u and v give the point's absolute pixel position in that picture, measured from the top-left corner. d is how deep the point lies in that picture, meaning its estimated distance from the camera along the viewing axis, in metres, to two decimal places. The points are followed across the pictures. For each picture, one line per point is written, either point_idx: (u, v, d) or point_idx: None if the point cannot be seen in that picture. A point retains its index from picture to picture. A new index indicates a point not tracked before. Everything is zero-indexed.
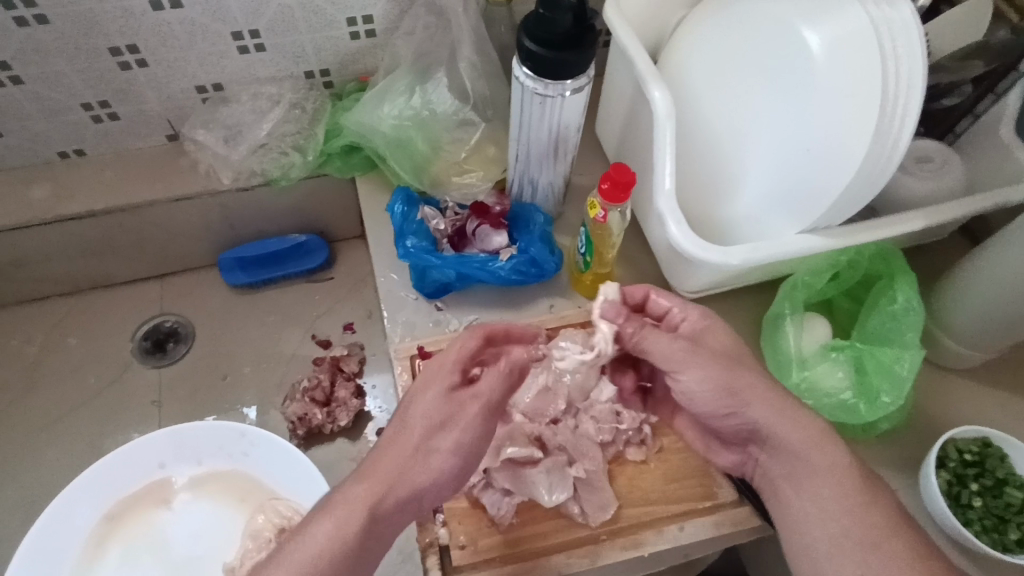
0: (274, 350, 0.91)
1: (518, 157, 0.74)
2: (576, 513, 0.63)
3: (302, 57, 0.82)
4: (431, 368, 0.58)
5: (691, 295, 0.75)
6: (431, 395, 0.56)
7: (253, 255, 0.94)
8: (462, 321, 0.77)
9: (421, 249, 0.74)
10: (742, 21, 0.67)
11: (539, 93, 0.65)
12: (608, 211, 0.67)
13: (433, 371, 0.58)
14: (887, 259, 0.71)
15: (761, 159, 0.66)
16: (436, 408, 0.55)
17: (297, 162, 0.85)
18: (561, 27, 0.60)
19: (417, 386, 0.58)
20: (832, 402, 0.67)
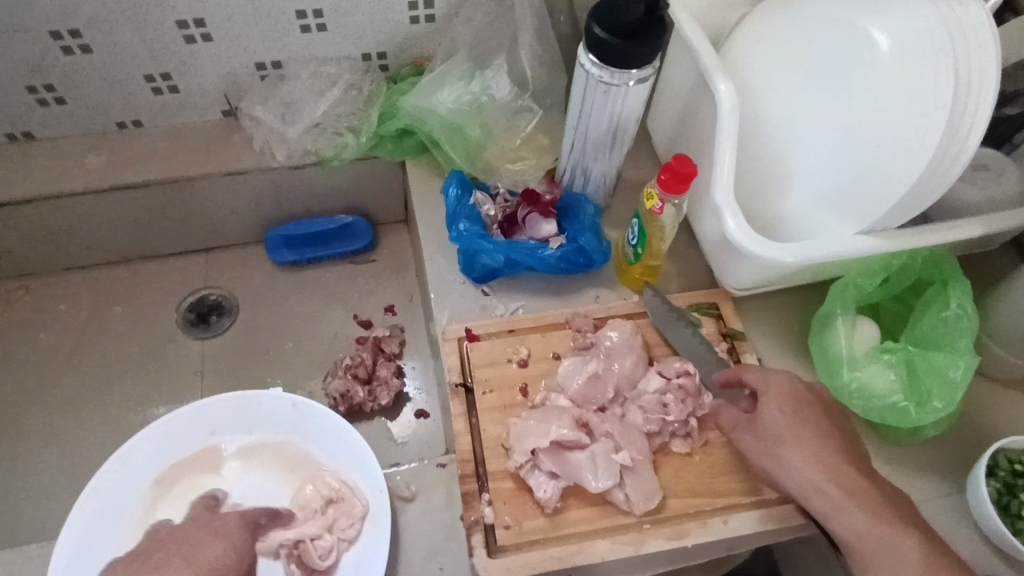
0: (315, 328, 0.92)
1: (573, 146, 0.75)
2: (620, 500, 0.63)
3: (362, 39, 0.83)
4: None
5: (739, 292, 0.75)
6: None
7: (299, 233, 0.95)
8: (509, 307, 0.77)
9: (474, 233, 0.75)
10: (806, 20, 0.67)
11: (604, 81, 0.65)
12: (665, 202, 0.68)
13: None
14: (940, 265, 0.71)
15: (820, 158, 0.66)
16: None
17: (350, 144, 0.86)
18: (632, 17, 0.61)
19: None
20: (882, 404, 0.67)
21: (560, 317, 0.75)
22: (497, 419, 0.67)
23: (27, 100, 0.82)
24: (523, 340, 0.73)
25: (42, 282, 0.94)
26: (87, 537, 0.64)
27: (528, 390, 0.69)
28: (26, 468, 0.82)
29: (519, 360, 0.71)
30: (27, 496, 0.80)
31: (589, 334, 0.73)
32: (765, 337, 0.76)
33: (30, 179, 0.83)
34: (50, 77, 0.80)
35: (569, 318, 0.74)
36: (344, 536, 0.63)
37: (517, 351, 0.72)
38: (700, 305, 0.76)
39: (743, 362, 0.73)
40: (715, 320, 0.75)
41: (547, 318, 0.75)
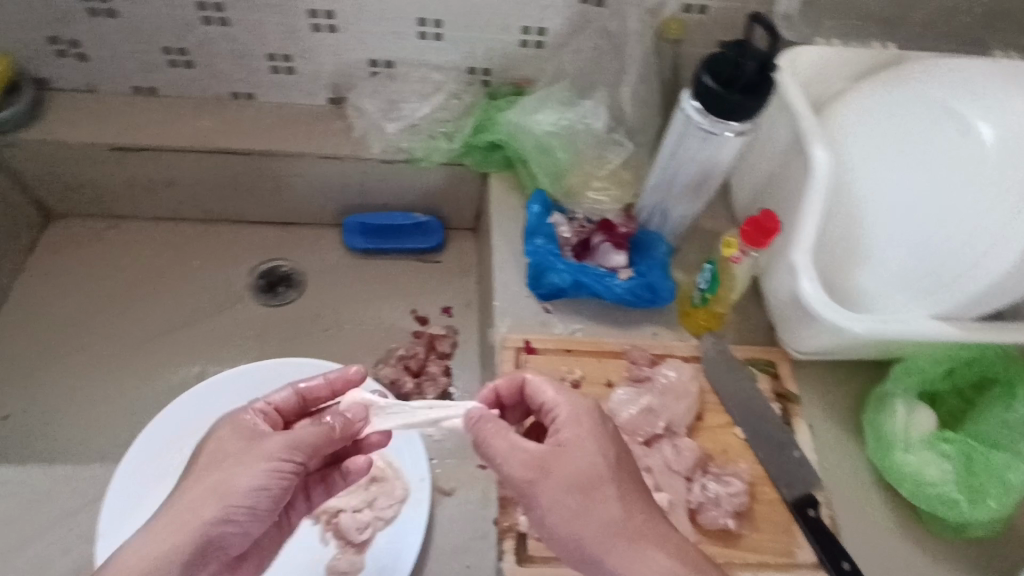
0: (375, 315, 0.95)
1: (658, 185, 0.77)
2: None
3: (471, 53, 0.88)
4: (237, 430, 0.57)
5: (799, 356, 0.75)
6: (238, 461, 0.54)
7: (375, 223, 0.99)
8: (567, 327, 0.79)
9: (548, 251, 0.79)
10: (903, 103, 0.70)
11: (703, 128, 0.68)
12: (744, 253, 0.69)
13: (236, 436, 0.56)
14: (1009, 366, 0.70)
15: (907, 233, 0.66)
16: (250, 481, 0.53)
17: (442, 148, 0.91)
18: (744, 74, 0.63)
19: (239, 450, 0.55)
20: (932, 493, 0.65)
21: (619, 346, 0.76)
22: None
23: (159, 59, 0.89)
24: (579, 361, 0.75)
25: (132, 225, 1.00)
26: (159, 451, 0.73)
27: (577, 410, 0.70)
28: (88, 395, 0.86)
29: (572, 379, 0.73)
30: (85, 421, 0.84)
31: (645, 367, 0.74)
32: (818, 406, 0.75)
33: (148, 131, 0.90)
34: (185, 42, 0.87)
35: (627, 349, 0.75)
36: (382, 514, 0.63)
37: (572, 371, 0.73)
38: (757, 361, 0.76)
39: (793, 425, 0.73)
40: (771, 378, 0.75)
41: (605, 345, 0.76)
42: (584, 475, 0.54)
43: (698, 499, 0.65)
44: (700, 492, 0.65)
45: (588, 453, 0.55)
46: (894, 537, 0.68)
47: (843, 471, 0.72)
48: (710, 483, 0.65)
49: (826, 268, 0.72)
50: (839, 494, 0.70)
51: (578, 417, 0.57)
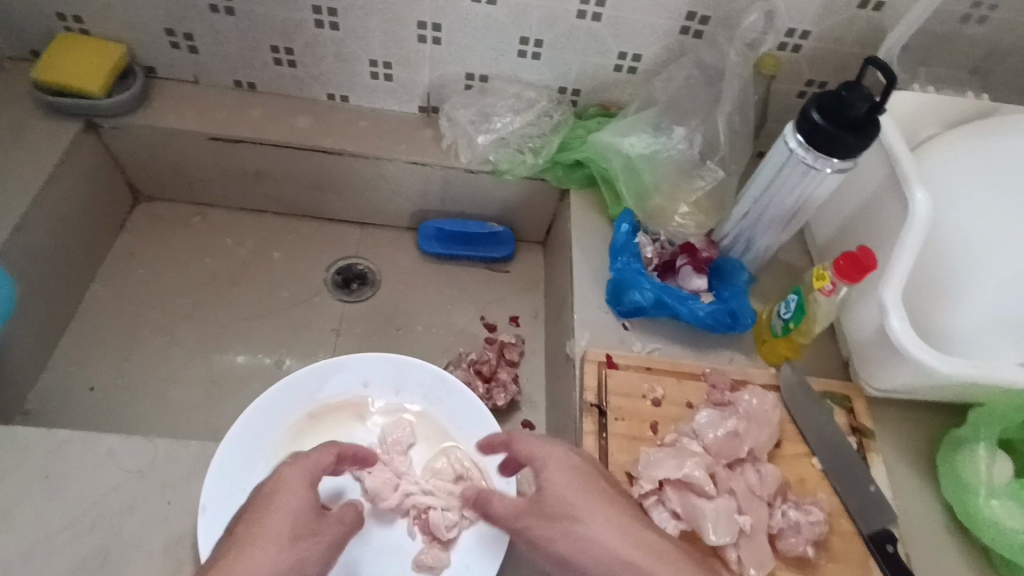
0: (446, 319, 0.97)
1: (747, 214, 0.79)
2: (732, 560, 0.63)
3: (565, 73, 0.91)
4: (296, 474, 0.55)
5: (875, 391, 0.76)
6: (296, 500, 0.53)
7: (451, 229, 1.02)
8: (645, 346, 0.81)
9: (632, 269, 0.80)
10: (1000, 152, 0.72)
11: (805, 162, 0.70)
12: (836, 286, 0.70)
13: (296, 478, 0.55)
14: None
15: (1004, 280, 0.68)
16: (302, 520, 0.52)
17: (527, 162, 0.94)
18: (854, 113, 0.64)
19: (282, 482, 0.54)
20: (1015, 541, 0.65)
21: (697, 368, 0.77)
22: (623, 447, 0.70)
23: (266, 57, 0.93)
24: (660, 380, 0.76)
25: (216, 213, 1.03)
26: (238, 460, 0.66)
27: (657, 426, 0.72)
28: (167, 374, 0.88)
29: (653, 398, 0.74)
30: (163, 399, 0.86)
31: (725, 392, 0.74)
32: (891, 444, 0.76)
33: (247, 124, 0.93)
34: (292, 42, 0.91)
35: (706, 372, 0.76)
36: (468, 515, 0.65)
37: (653, 389, 0.74)
38: (834, 394, 0.77)
39: (869, 460, 0.73)
40: (848, 412, 0.76)
41: (684, 367, 0.77)
42: (566, 498, 0.54)
43: (779, 525, 0.65)
44: (781, 519, 0.65)
45: (564, 483, 0.55)
46: None
47: (916, 509, 0.72)
48: (791, 511, 0.65)
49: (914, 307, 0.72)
50: (912, 532, 0.71)
51: (561, 457, 0.57)
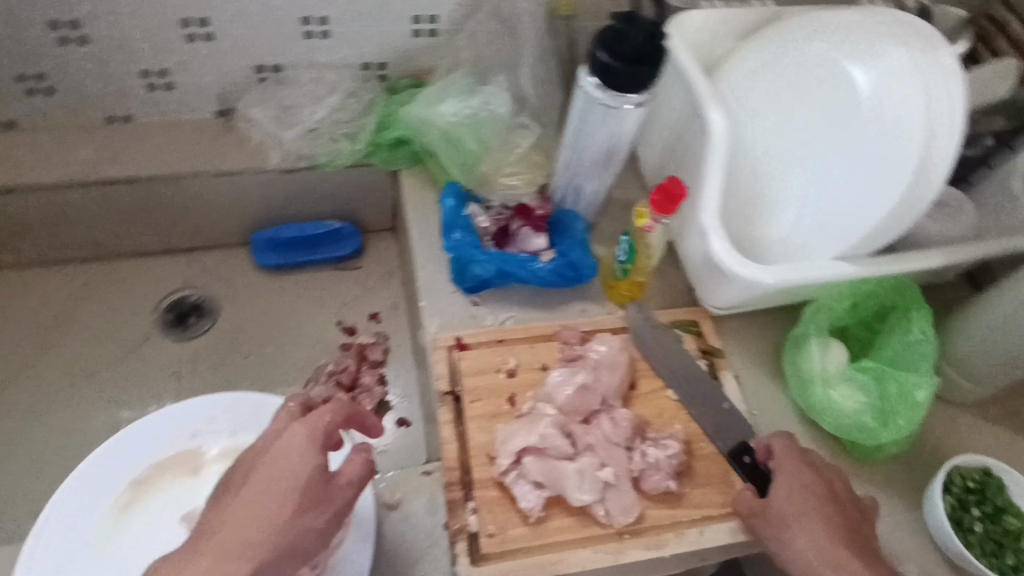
0: (301, 332, 0.92)
1: (569, 162, 0.78)
2: (600, 514, 0.64)
3: (363, 48, 0.85)
4: (291, 446, 0.57)
5: (719, 311, 0.78)
6: (298, 466, 0.56)
7: (287, 237, 0.95)
8: (497, 318, 0.79)
9: (467, 244, 0.77)
10: (785, 55, 0.72)
11: (604, 103, 0.68)
12: (656, 222, 0.71)
13: (295, 449, 0.56)
14: (903, 292, 0.75)
15: (801, 183, 0.70)
16: (308, 490, 0.55)
17: (345, 150, 0.87)
18: (634, 45, 0.63)
19: (279, 450, 0.57)
20: (849, 421, 0.70)
21: (549, 329, 0.76)
22: (483, 427, 0.68)
23: (15, 88, 0.80)
24: (513, 350, 0.74)
25: (13, 274, 0.91)
26: (61, 543, 0.62)
27: (515, 398, 0.70)
28: None
29: (507, 369, 0.72)
30: None
31: (576, 346, 0.74)
32: (743, 359, 0.79)
33: (13, 169, 0.82)
34: (42, 67, 0.79)
35: (558, 330, 0.76)
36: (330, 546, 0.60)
37: (506, 361, 0.73)
38: (682, 323, 0.79)
39: (720, 378, 0.76)
40: (696, 337, 0.78)
41: (536, 330, 0.76)
42: (796, 506, 0.62)
43: (643, 468, 0.66)
44: (644, 462, 0.66)
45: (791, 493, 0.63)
46: None
47: (772, 415, 0.76)
48: (651, 451, 0.67)
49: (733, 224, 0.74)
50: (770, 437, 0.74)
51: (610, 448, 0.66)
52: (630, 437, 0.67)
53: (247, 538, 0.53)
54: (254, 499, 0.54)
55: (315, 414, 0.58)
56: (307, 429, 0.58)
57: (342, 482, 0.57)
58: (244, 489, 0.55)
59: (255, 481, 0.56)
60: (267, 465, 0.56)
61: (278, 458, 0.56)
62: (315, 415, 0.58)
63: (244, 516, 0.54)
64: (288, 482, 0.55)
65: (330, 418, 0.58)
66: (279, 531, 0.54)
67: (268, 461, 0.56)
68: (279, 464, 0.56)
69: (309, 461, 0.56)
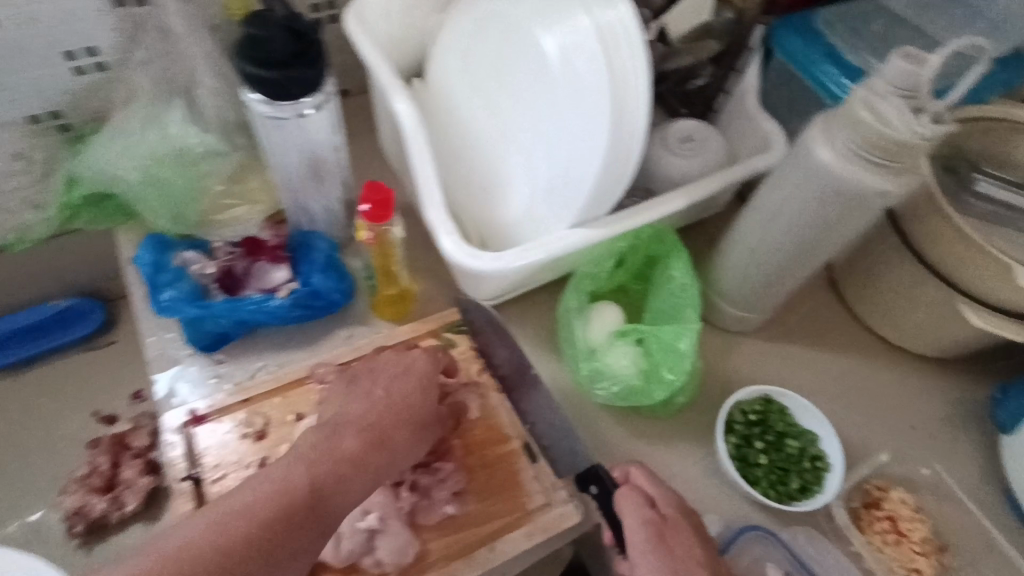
0: (47, 437, 0.79)
1: (281, 186, 0.69)
2: (372, 565, 0.58)
3: (17, 100, 0.71)
4: (420, 367, 0.65)
5: (486, 300, 0.73)
6: (402, 384, 0.63)
7: (7, 331, 0.81)
8: (247, 372, 0.70)
9: (181, 300, 0.67)
10: (485, 26, 0.66)
11: (275, 117, 0.60)
12: (374, 231, 0.64)
13: (426, 370, 0.65)
14: (662, 239, 0.72)
15: (518, 163, 0.67)
16: (428, 411, 0.63)
17: (34, 220, 0.74)
18: (278, 48, 0.55)
19: (375, 366, 0.65)
20: (622, 386, 0.67)
21: (303, 371, 0.68)
22: None
23: None
24: (260, 407, 0.66)
25: None
26: None
27: (267, 461, 0.63)
28: None
29: (255, 432, 0.64)
30: None
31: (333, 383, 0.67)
32: (524, 345, 0.74)
33: None
34: None
35: (312, 371, 0.68)
36: None
37: (253, 423, 0.65)
38: (451, 325, 0.72)
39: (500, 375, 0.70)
40: (469, 336, 0.72)
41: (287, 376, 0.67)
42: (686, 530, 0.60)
43: (414, 501, 0.61)
44: (415, 494, 0.62)
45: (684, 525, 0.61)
46: (621, 438, 0.70)
47: (561, 397, 0.71)
48: (421, 479, 0.63)
49: (476, 209, 0.72)
50: None
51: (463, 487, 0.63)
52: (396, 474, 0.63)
53: (254, 501, 0.53)
54: (372, 417, 0.60)
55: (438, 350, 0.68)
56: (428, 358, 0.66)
57: (445, 413, 0.64)
58: (383, 390, 0.63)
59: (381, 395, 0.62)
60: (370, 385, 0.64)
61: (409, 366, 0.64)
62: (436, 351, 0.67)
63: (308, 454, 0.57)
64: (360, 412, 0.61)
65: (426, 359, 0.65)
66: (374, 453, 0.58)
67: (383, 378, 0.64)
68: (405, 381, 0.64)
69: (434, 379, 0.64)
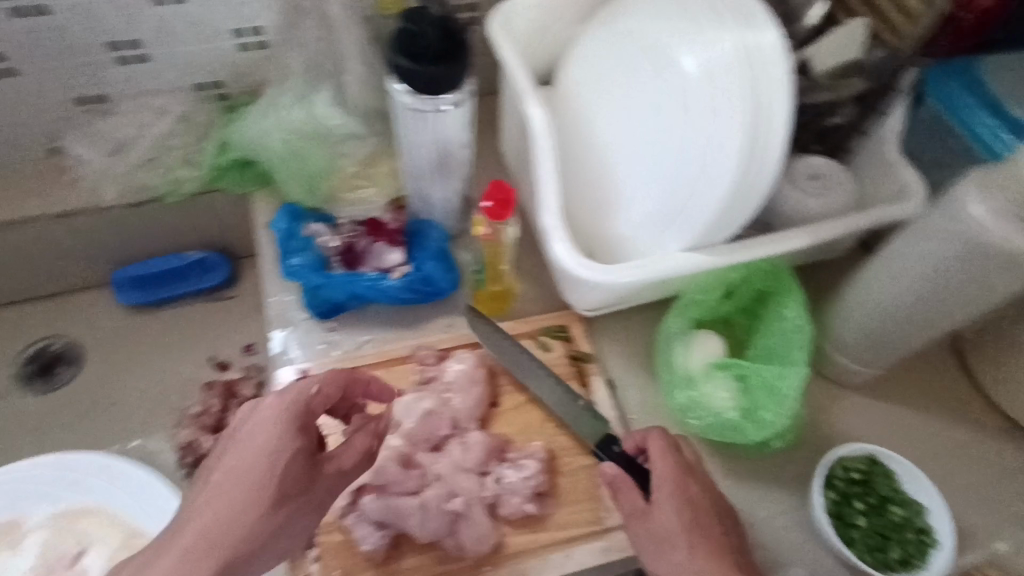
0: (169, 373, 0.87)
1: (408, 173, 0.72)
2: (451, 549, 0.59)
3: (189, 69, 0.79)
4: (279, 417, 0.54)
5: (590, 313, 0.73)
6: (269, 446, 0.53)
7: (150, 273, 0.90)
8: (353, 342, 0.74)
9: (307, 268, 0.73)
10: (621, 42, 0.67)
11: (416, 109, 0.63)
12: (492, 228, 0.68)
13: (283, 421, 0.54)
14: (777, 276, 0.70)
15: (637, 179, 0.66)
16: (289, 477, 0.53)
17: (187, 177, 0.82)
18: (430, 44, 0.59)
19: (238, 426, 0.55)
20: (718, 420, 0.65)
21: (404, 350, 0.72)
22: None
23: None
24: (364, 377, 0.70)
25: None
26: None
27: None
28: None
29: None
30: None
31: (432, 366, 0.70)
32: (619, 361, 0.73)
33: None
34: None
35: (412, 351, 0.71)
36: None
37: None
38: (548, 328, 0.74)
39: (591, 385, 0.71)
40: (565, 342, 0.73)
41: (389, 352, 0.72)
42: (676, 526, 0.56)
43: (500, 493, 0.61)
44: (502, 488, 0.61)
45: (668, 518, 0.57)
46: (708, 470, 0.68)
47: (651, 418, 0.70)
48: (509, 475, 0.62)
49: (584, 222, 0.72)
50: None
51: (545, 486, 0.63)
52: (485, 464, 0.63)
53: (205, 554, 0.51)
54: (237, 476, 0.52)
55: (301, 384, 0.56)
56: (291, 403, 0.54)
57: (334, 467, 0.56)
58: (223, 459, 0.54)
59: (238, 453, 0.53)
60: (236, 449, 0.53)
61: (268, 424, 0.54)
62: (300, 385, 0.55)
63: (218, 512, 0.52)
64: (244, 460, 0.53)
65: (317, 389, 0.56)
66: (248, 535, 0.51)
67: (248, 429, 0.54)
68: (255, 439, 0.53)
69: (293, 441, 0.53)
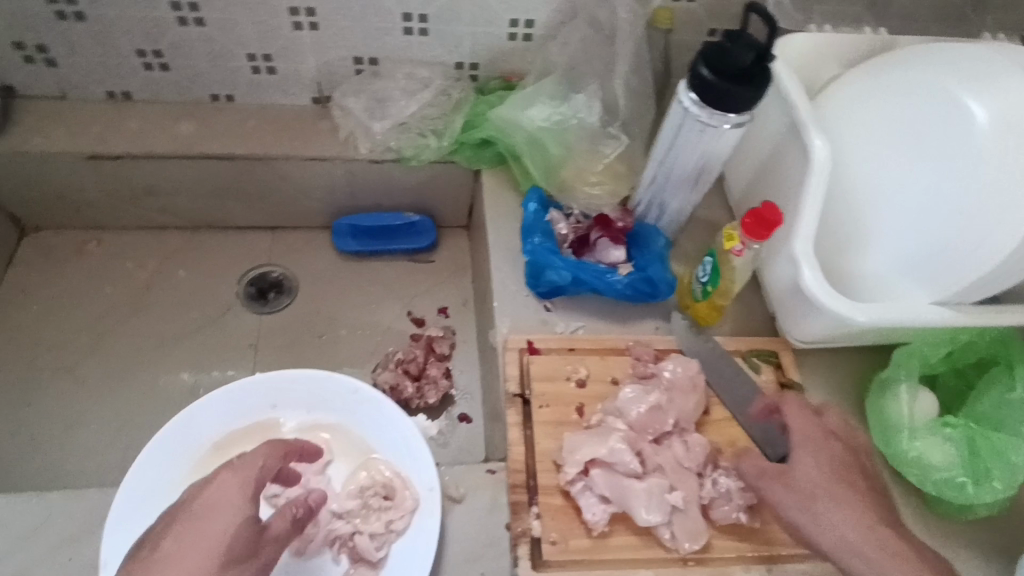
0: (371, 319, 0.93)
1: (655, 179, 0.76)
2: (665, 537, 0.63)
3: (458, 48, 0.86)
4: (230, 480, 0.56)
5: (801, 344, 0.75)
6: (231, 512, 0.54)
7: (366, 225, 0.97)
8: (569, 325, 0.78)
9: (546, 248, 0.77)
10: (899, 87, 0.68)
11: (702, 121, 0.67)
12: (746, 246, 0.69)
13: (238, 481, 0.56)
14: (1006, 344, 0.71)
15: (898, 221, 0.67)
16: (238, 543, 0.52)
17: (431, 146, 0.89)
18: (741, 62, 0.62)
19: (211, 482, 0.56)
20: (939, 477, 0.66)
21: (622, 342, 0.76)
22: (550, 435, 0.68)
23: (133, 62, 0.85)
24: (583, 360, 0.74)
25: (113, 236, 0.97)
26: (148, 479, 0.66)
27: (584, 409, 0.70)
28: (77, 416, 0.84)
29: (577, 379, 0.72)
30: (73, 443, 0.82)
31: (649, 363, 0.73)
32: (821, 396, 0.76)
33: (122, 137, 0.86)
34: (159, 44, 0.83)
35: (630, 345, 0.75)
36: (395, 527, 0.63)
37: (576, 370, 0.72)
38: (760, 351, 0.76)
39: None
40: (775, 368, 0.75)
41: (607, 342, 0.75)
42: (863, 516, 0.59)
43: (713, 496, 0.64)
44: (714, 491, 0.65)
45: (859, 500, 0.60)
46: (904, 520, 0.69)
47: None
48: (722, 481, 0.65)
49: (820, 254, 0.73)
50: None
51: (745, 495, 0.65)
52: (701, 465, 0.65)
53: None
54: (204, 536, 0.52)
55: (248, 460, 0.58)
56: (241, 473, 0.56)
57: (275, 533, 0.56)
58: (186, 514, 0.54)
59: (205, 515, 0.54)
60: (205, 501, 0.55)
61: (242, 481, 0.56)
62: (248, 460, 0.57)
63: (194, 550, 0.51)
64: (207, 522, 0.53)
65: (263, 461, 0.58)
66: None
67: (215, 492, 0.55)
68: (224, 496, 0.54)
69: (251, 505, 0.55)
